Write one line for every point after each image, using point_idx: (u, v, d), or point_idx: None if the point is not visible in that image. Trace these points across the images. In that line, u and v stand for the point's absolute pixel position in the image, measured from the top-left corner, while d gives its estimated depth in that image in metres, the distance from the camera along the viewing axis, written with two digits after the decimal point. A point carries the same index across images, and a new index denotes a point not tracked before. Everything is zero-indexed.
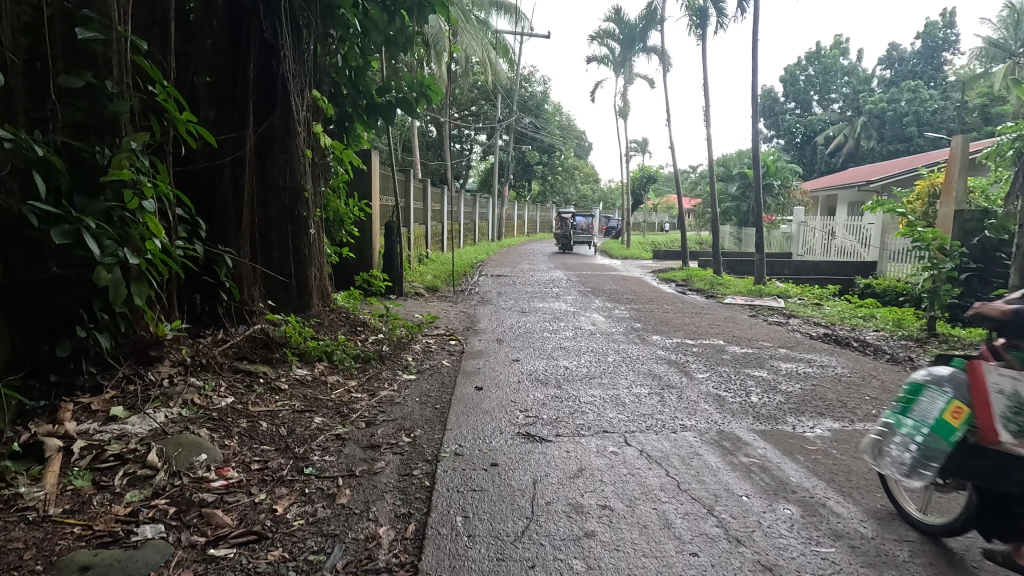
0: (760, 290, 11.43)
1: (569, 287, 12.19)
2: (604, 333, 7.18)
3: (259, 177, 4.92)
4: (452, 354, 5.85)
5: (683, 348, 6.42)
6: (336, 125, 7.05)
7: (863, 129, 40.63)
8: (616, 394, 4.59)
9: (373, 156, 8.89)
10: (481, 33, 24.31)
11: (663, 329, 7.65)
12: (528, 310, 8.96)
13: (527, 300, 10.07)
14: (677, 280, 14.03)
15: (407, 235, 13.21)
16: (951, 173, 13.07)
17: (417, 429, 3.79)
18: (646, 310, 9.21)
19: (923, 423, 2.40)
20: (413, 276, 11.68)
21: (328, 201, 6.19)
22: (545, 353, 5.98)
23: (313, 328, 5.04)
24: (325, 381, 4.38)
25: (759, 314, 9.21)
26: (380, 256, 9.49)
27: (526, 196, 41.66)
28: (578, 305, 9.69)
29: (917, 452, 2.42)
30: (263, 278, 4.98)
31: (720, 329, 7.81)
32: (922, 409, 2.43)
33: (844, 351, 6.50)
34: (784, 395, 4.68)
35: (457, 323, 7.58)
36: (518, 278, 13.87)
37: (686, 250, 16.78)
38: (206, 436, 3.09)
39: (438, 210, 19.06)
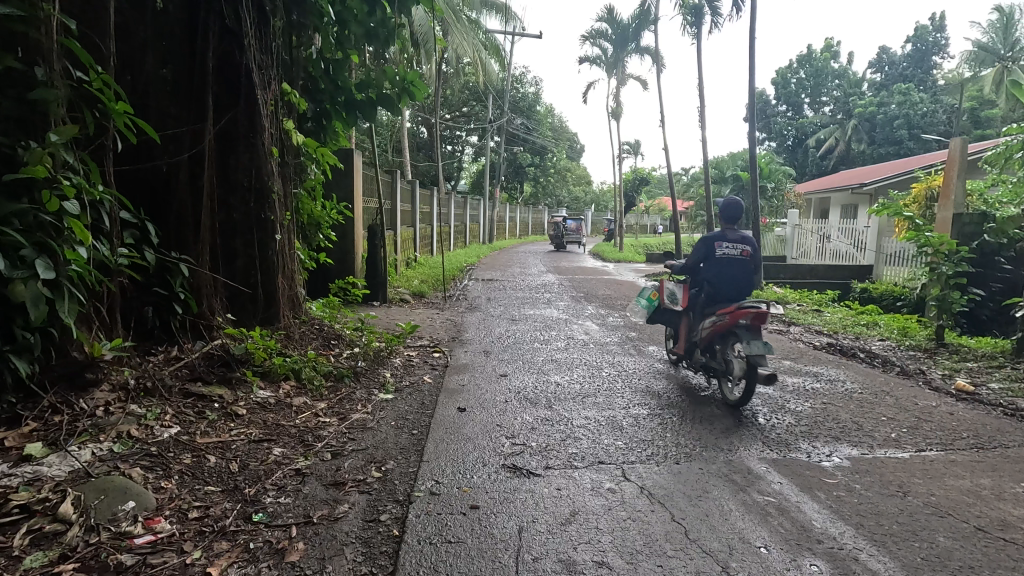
0: (758, 295, 11.10)
1: (561, 292, 11.80)
2: (597, 343, 6.79)
3: (221, 177, 4.48)
4: (434, 369, 5.44)
5: (681, 361, 6.04)
6: (314, 123, 6.64)
7: (854, 132, 40.65)
8: (612, 415, 4.20)
9: (356, 156, 8.48)
10: (471, 32, 23.94)
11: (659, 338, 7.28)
12: (518, 318, 8.56)
13: (517, 307, 9.66)
14: None
15: (394, 238, 12.75)
16: (949, 176, 12.82)
17: (389, 460, 3.37)
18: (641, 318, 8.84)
19: (646, 299, 5.45)
20: (398, 281, 11.25)
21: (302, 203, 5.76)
22: (535, 367, 5.59)
23: (280, 343, 4.61)
24: (291, 404, 3.95)
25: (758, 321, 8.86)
26: (362, 261, 9.07)
27: (518, 198, 41.30)
28: (570, 312, 9.29)
29: (644, 311, 5.48)
30: (224, 289, 4.53)
31: None
32: (645, 294, 5.51)
33: (851, 364, 6.16)
34: (794, 415, 4.31)
35: (442, 333, 7.17)
36: (509, 283, 13.47)
37: (680, 254, 16.46)
38: (137, 478, 2.65)
39: (428, 212, 18.64)
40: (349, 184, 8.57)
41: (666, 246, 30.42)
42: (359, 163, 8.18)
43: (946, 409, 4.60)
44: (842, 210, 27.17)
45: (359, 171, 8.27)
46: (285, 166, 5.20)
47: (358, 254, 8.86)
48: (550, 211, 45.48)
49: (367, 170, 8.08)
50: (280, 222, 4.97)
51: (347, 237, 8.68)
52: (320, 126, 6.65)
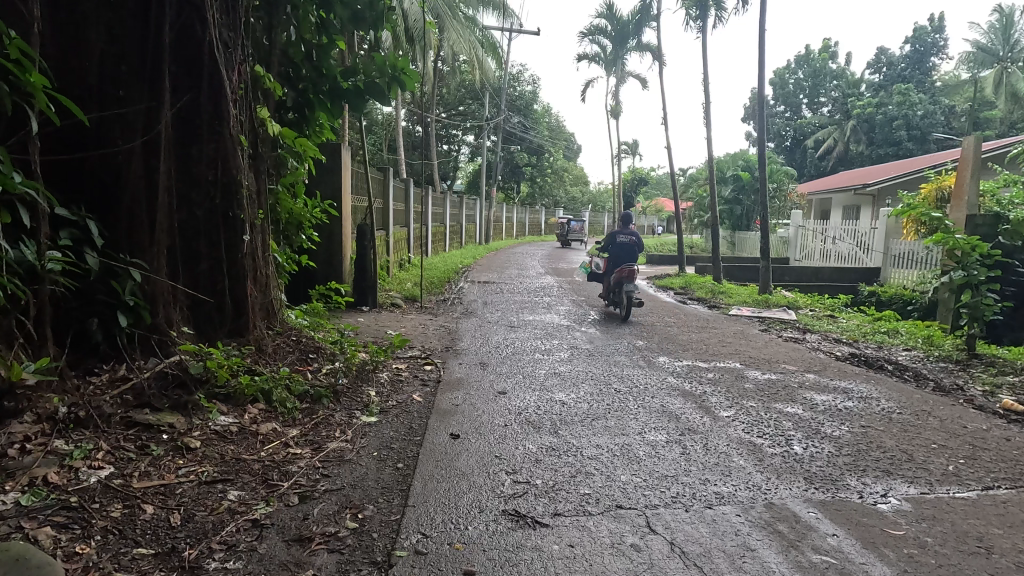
0: (767, 300, 10.60)
1: (561, 296, 11.28)
2: (603, 354, 6.26)
3: (181, 169, 3.93)
4: (425, 385, 4.90)
5: (696, 375, 5.51)
6: (295, 113, 6.09)
7: (853, 133, 40.30)
8: (626, 444, 3.67)
9: (345, 151, 7.99)
10: (467, 29, 23.43)
11: (669, 348, 6.76)
12: (517, 324, 8.02)
13: (515, 312, 9.11)
14: (675, 288, 13.17)
15: (386, 239, 12.18)
16: (962, 177, 12.34)
17: (367, 504, 2.83)
18: (647, 325, 8.32)
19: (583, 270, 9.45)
20: (390, 284, 10.71)
21: (280, 200, 5.22)
22: (536, 382, 5.06)
23: (249, 359, 4.06)
24: (256, 432, 3.39)
25: (771, 328, 8.36)
26: (350, 264, 8.53)
27: (514, 198, 40.80)
28: (572, 318, 8.75)
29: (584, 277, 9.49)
30: (186, 297, 3.99)
31: (733, 349, 6.93)
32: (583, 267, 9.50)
33: (880, 377, 5.64)
34: (833, 442, 3.78)
35: (435, 342, 6.63)
36: (506, 286, 12.92)
37: (682, 255, 15.95)
38: (43, 544, 2.11)
39: (423, 212, 18.09)
40: (337, 180, 8.07)
41: (665, 247, 29.96)
42: (351, 161, 7.70)
43: (1000, 433, 4.08)
44: (844, 211, 26.74)
45: (351, 167, 7.80)
46: (259, 159, 4.65)
47: (346, 256, 8.34)
48: (547, 211, 44.99)
49: (359, 168, 7.57)
50: (252, 221, 4.42)
51: (334, 237, 8.15)
52: (302, 116, 6.11)
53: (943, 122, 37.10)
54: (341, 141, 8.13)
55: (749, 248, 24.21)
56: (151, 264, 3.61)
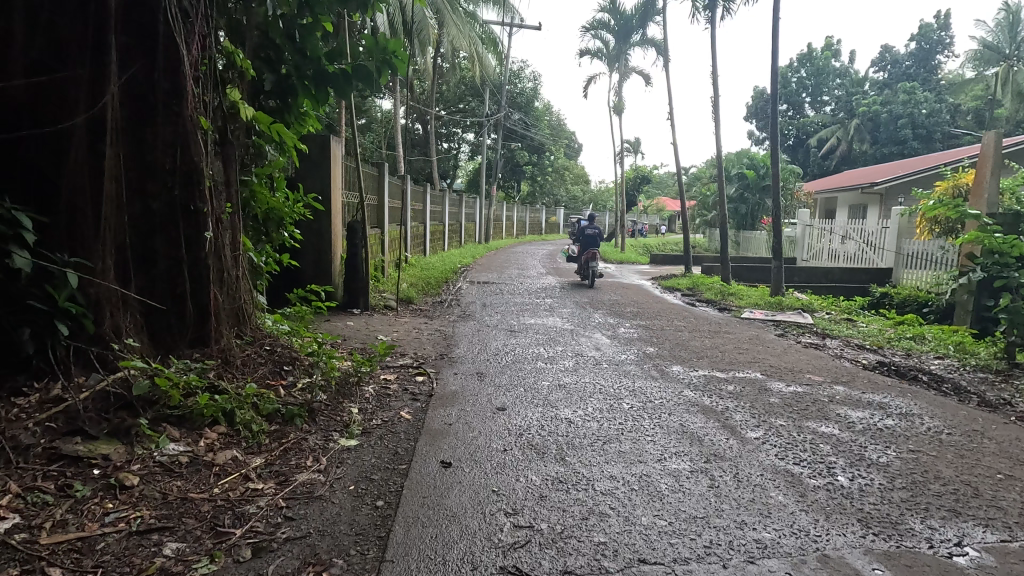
0: (780, 302, 10.08)
1: (564, 297, 10.77)
2: (611, 363, 5.75)
3: (132, 154, 3.40)
4: (416, 400, 4.40)
5: (715, 389, 5.00)
6: (277, 100, 5.61)
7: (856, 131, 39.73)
8: (644, 475, 3.17)
9: (334, 143, 7.56)
10: (467, 23, 22.87)
11: (682, 356, 6.24)
12: (517, 329, 7.50)
13: (515, 315, 8.59)
14: (682, 289, 12.66)
15: (380, 238, 11.65)
16: (982, 174, 11.82)
17: (336, 558, 2.32)
18: (656, 330, 7.79)
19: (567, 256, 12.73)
20: (384, 285, 10.18)
21: (258, 193, 4.72)
22: (539, 396, 4.56)
23: (211, 374, 3.54)
24: (212, 463, 2.88)
25: (788, 333, 7.85)
26: (340, 263, 8.06)
27: (515, 196, 40.28)
28: (575, 322, 8.23)
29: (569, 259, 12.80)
30: (139, 302, 3.46)
31: (751, 356, 6.41)
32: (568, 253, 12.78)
33: (916, 390, 5.13)
34: (882, 472, 3.29)
35: (429, 349, 6.13)
36: (506, 286, 12.40)
37: (688, 255, 15.42)
38: None
39: (420, 210, 17.56)
40: (325, 175, 7.62)
41: (667, 247, 29.43)
42: (351, 157, 7.22)
43: None
44: (850, 210, 26.21)
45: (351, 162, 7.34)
46: (228, 145, 4.13)
47: (336, 255, 7.88)
48: (547, 210, 44.44)
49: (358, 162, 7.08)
50: (218, 215, 3.89)
51: (322, 236, 7.71)
52: (284, 102, 5.63)
53: (949, 121, 36.55)
54: (330, 134, 7.68)
55: (754, 247, 23.69)
56: (95, 263, 3.09)
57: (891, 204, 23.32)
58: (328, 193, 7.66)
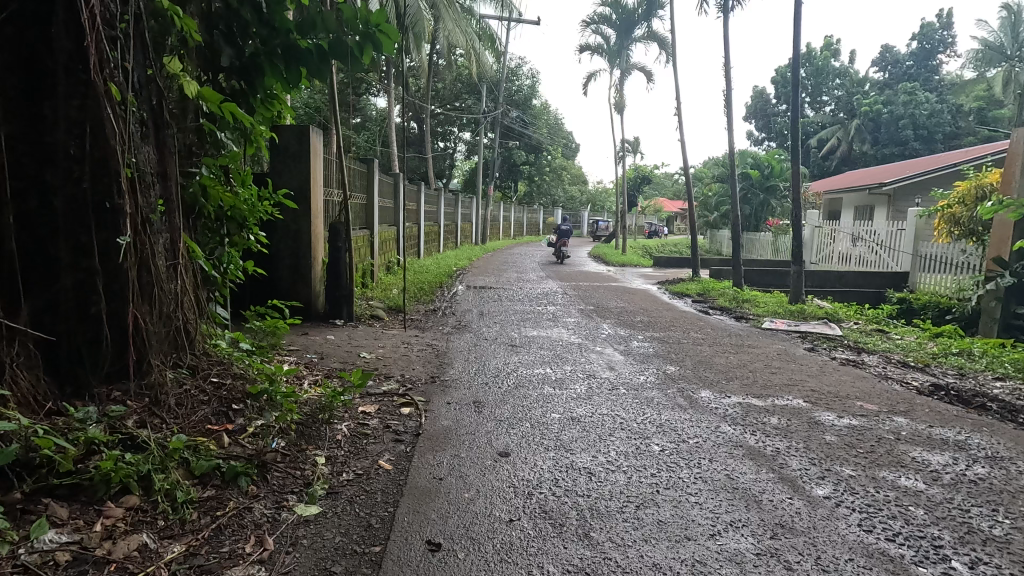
0: (802, 310, 9.33)
1: (568, 304, 9.98)
2: (630, 389, 4.94)
3: (20, 133, 2.58)
4: (397, 443, 3.60)
5: (757, 422, 4.20)
6: (240, 81, 4.78)
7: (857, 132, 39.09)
8: (696, 562, 2.39)
9: (313, 135, 6.80)
10: (463, 18, 22.03)
11: (709, 379, 5.44)
12: (518, 343, 6.68)
13: (516, 326, 7.77)
14: (692, 295, 11.90)
15: (369, 239, 10.82)
16: (1011, 173, 11.01)
17: None
18: (673, 344, 6.98)
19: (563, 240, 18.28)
20: (373, 292, 9.36)
21: (215, 192, 3.90)
22: (549, 436, 3.76)
23: (129, 422, 2.73)
24: (106, 561, 2.08)
25: (819, 347, 7.10)
26: (321, 267, 7.31)
27: (512, 197, 39.49)
28: (582, 334, 7.42)
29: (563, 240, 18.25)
30: (33, 327, 2.65)
31: (787, 377, 5.60)
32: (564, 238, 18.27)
33: (990, 422, 4.37)
34: (1008, 554, 2.50)
35: (419, 369, 5.33)
36: (505, 291, 11.60)
37: (696, 258, 14.65)
38: None
39: (414, 210, 16.74)
40: (303, 169, 6.86)
41: (667, 248, 28.73)
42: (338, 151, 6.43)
43: None
44: (856, 210, 25.50)
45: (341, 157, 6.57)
46: (164, 128, 3.30)
47: (315, 259, 7.13)
48: (545, 210, 43.68)
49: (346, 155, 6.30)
50: (147, 214, 3.07)
51: (300, 238, 6.97)
52: (249, 83, 4.79)
53: (952, 121, 36.00)
54: (309, 124, 6.91)
55: (759, 249, 22.96)
56: None
57: (900, 205, 22.67)
58: (306, 189, 6.90)
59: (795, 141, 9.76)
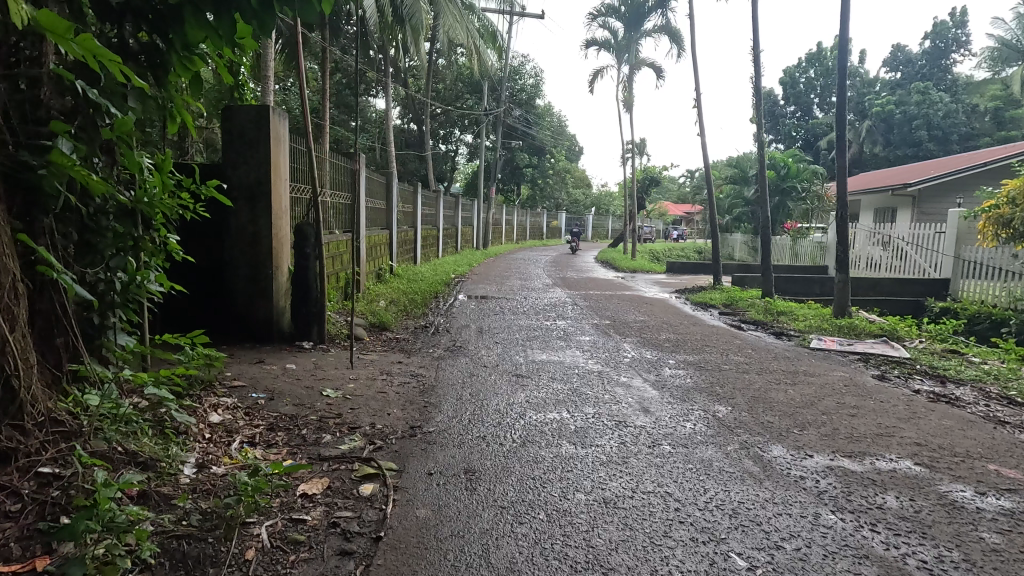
0: (851, 326, 8.04)
1: (579, 319, 8.71)
2: (677, 448, 3.67)
3: None
4: (344, 560, 2.34)
5: (871, 507, 2.91)
6: (151, 32, 3.38)
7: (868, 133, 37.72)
8: None
9: (274, 118, 5.60)
10: (464, 13, 20.85)
11: (775, 426, 4.14)
12: (525, 372, 5.40)
13: (520, 348, 6.49)
14: (717, 306, 10.64)
15: (355, 245, 9.61)
16: None
17: None
18: (715, 375, 5.69)
19: None
20: (356, 306, 8.15)
21: (84, 178, 2.48)
22: (573, 544, 2.51)
23: None
24: None
25: (891, 376, 5.82)
26: (289, 277, 6.09)
27: (514, 200, 38.32)
28: (601, 359, 6.13)
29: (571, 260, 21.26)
30: None
31: (874, 421, 4.32)
32: None
33: None
34: None
35: (395, 417, 4.06)
36: (508, 302, 10.37)
37: (717, 264, 13.37)
38: None
39: (410, 212, 15.46)
40: (263, 160, 5.66)
41: (676, 253, 27.44)
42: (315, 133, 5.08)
43: None
44: (875, 213, 24.17)
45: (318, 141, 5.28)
46: None
47: (280, 269, 5.91)
48: (549, 214, 42.26)
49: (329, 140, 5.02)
50: None
51: (259, 243, 5.75)
52: (162, 35, 3.38)
53: (968, 121, 34.65)
54: (270, 104, 5.70)
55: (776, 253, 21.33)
56: None
57: (924, 207, 21.33)
58: (266, 184, 5.69)
59: (841, 132, 8.45)
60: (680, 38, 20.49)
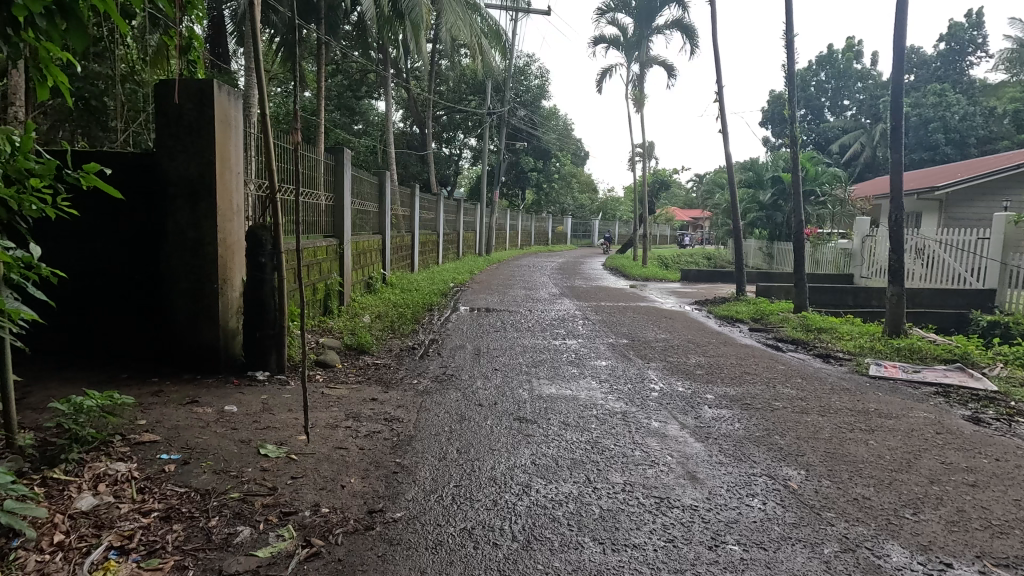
0: (913, 348, 6.84)
1: (592, 338, 7.54)
2: (752, 551, 2.52)
3: None
4: None
5: None
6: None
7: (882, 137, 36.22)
8: None
9: (219, 96, 4.53)
10: (468, 11, 19.89)
11: (877, 508, 2.97)
12: (530, 416, 4.25)
13: (524, 379, 5.33)
14: (745, 322, 9.47)
15: (339, 251, 8.51)
16: None
17: None
18: (771, 417, 4.51)
19: None
20: (335, 323, 7.08)
21: None
22: None
23: None
24: None
25: (991, 419, 4.63)
26: (240, 293, 4.96)
27: (519, 205, 37.20)
28: (623, 395, 4.96)
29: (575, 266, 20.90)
30: None
31: (1007, 497, 3.16)
32: None
33: None
34: None
35: (349, 494, 2.93)
36: (511, 316, 9.22)
37: (741, 273, 12.20)
38: None
39: (407, 215, 14.33)
40: (207, 148, 4.57)
41: (684, 259, 26.24)
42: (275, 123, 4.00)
43: None
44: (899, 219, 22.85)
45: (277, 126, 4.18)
46: None
47: (228, 283, 4.79)
48: (554, 219, 41.05)
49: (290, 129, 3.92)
50: None
51: (201, 252, 4.64)
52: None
53: (986, 124, 33.21)
54: (215, 80, 4.57)
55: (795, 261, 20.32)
56: None
57: (952, 212, 19.99)
58: (209, 177, 4.59)
59: (898, 124, 7.22)
60: (694, 33, 19.38)
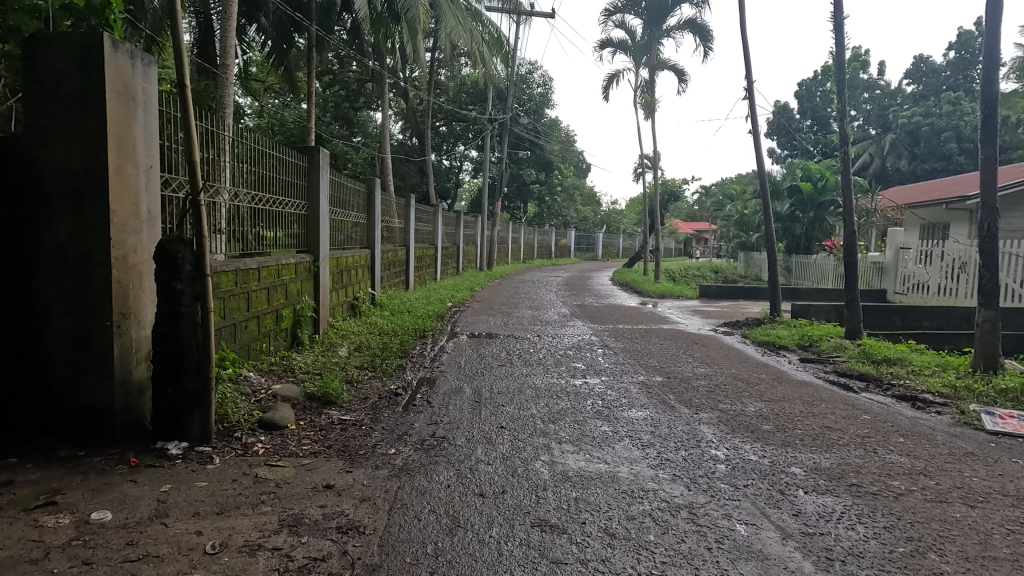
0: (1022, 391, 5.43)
1: (617, 375, 6.13)
2: None
3: None
4: None
5: None
6: None
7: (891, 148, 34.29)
8: None
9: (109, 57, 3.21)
10: (468, 14, 18.70)
11: None
12: (556, 519, 2.87)
13: (541, 444, 3.92)
14: (792, 351, 8.07)
15: (314, 270, 7.14)
16: None
17: None
18: (903, 512, 3.11)
19: None
20: (299, 360, 5.71)
21: None
22: None
23: None
24: None
25: None
26: (148, 333, 3.56)
27: (521, 217, 35.85)
28: (681, 471, 3.56)
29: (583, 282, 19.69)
30: None
31: None
32: None
33: None
34: None
35: None
36: (515, 345, 7.84)
37: (775, 291, 10.80)
38: None
39: (401, 227, 12.98)
40: (96, 131, 3.25)
41: (695, 273, 24.91)
42: None
43: None
44: None
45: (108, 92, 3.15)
46: None
47: (129, 321, 3.42)
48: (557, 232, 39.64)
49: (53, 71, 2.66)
50: None
51: (90, 276, 3.31)
52: None
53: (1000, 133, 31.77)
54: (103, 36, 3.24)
55: (817, 275, 19.14)
56: None
57: None
58: (98, 173, 3.26)
59: (993, 114, 5.91)
60: (709, 35, 18.18)
